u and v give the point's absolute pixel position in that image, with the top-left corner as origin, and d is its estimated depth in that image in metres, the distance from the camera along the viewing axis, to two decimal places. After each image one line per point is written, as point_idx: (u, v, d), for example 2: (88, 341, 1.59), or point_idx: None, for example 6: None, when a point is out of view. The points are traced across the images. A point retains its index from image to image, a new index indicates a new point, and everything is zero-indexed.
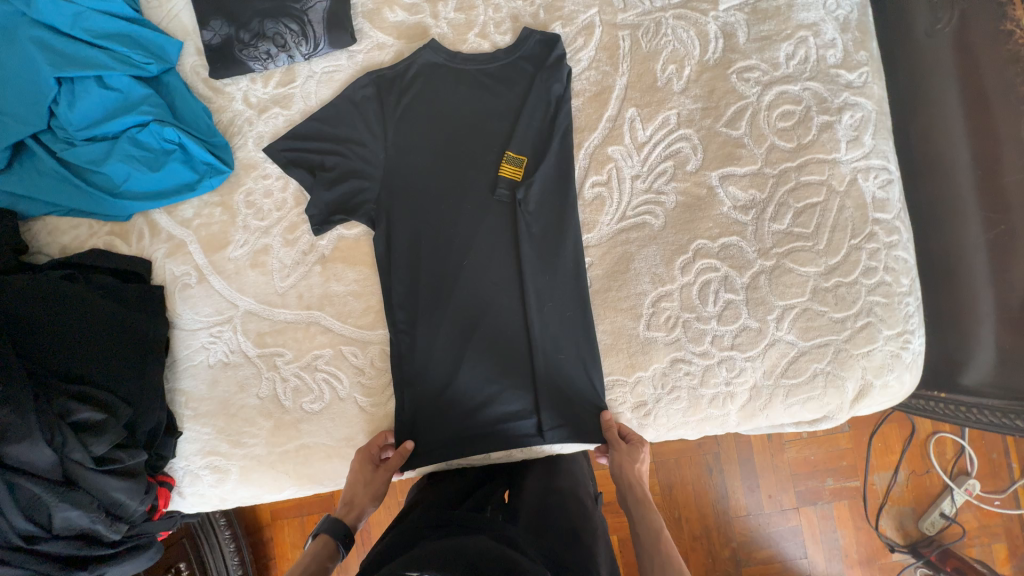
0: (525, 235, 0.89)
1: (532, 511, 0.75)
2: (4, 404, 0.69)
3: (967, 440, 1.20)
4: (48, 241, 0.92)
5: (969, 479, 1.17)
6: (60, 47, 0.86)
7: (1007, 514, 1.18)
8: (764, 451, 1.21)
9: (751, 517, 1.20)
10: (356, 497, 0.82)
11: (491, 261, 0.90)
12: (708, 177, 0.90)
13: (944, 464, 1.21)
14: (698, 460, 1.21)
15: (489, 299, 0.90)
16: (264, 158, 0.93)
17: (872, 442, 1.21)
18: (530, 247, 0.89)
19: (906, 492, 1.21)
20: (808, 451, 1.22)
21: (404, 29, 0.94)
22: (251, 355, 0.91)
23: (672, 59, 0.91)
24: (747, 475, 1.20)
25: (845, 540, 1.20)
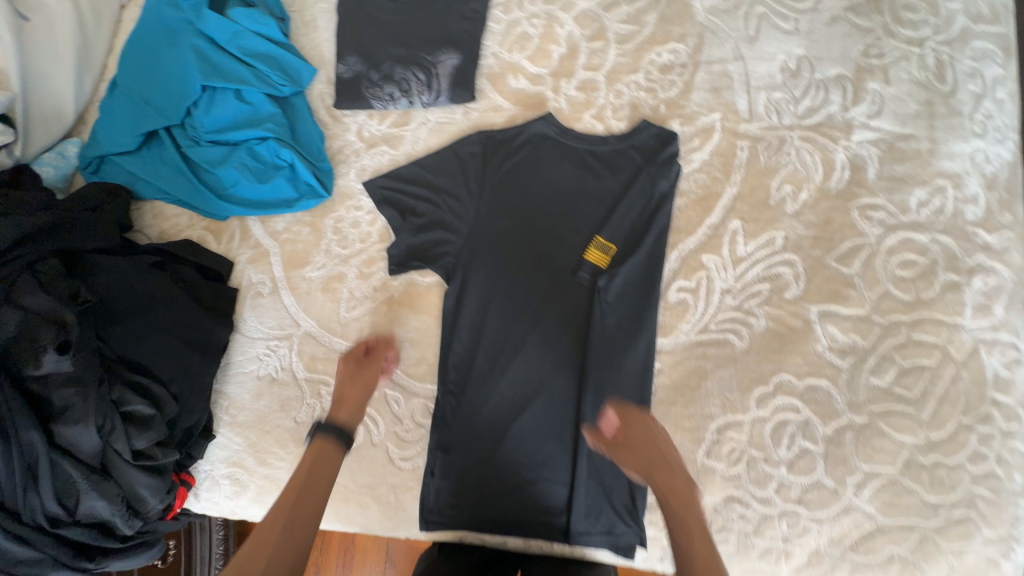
0: (597, 324, 0.85)
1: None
2: (70, 384, 0.70)
3: None
4: (151, 223, 0.98)
5: None
6: (213, 59, 0.93)
7: None
8: None
9: None
10: (344, 392, 0.81)
11: (556, 342, 0.86)
12: (807, 310, 0.83)
13: None
14: None
15: (545, 380, 0.85)
16: (361, 190, 0.95)
17: None
18: (601, 339, 0.84)
19: None
20: None
21: (523, 97, 0.95)
22: (299, 377, 0.91)
23: (790, 180, 0.87)
24: None
25: None
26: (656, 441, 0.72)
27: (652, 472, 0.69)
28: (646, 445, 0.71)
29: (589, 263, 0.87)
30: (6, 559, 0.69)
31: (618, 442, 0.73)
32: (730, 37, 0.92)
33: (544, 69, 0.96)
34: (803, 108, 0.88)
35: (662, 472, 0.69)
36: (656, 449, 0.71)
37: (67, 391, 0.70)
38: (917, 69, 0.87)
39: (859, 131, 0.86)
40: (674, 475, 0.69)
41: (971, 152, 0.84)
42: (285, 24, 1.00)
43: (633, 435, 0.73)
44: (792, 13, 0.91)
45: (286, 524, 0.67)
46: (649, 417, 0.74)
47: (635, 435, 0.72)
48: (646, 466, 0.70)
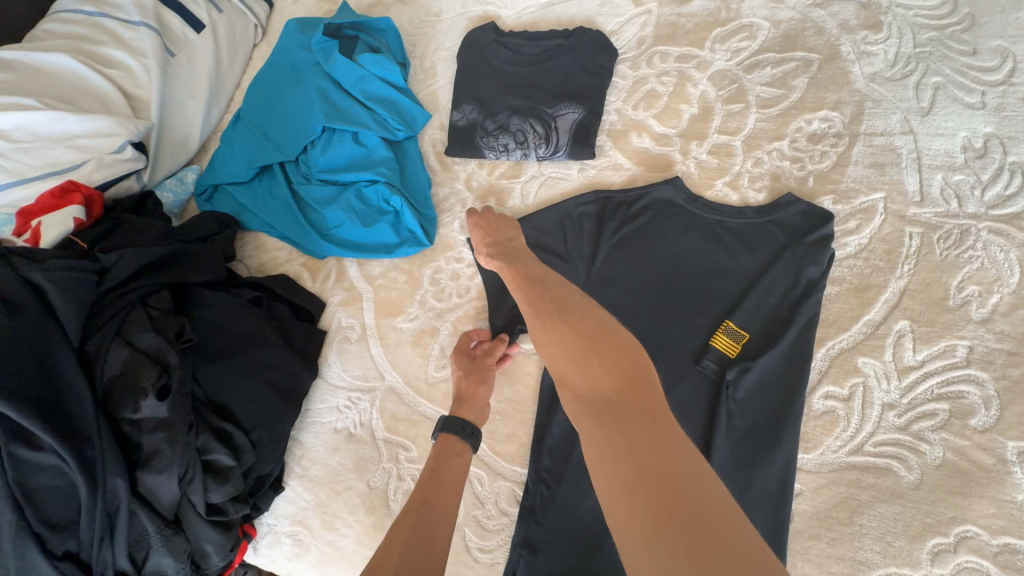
0: (721, 425, 0.72)
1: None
2: (161, 430, 0.66)
3: None
4: (252, 254, 0.98)
5: None
6: (336, 101, 0.94)
7: None
8: None
9: None
10: (463, 389, 0.75)
11: None
12: (1002, 446, 0.67)
13: None
14: None
15: None
16: (463, 241, 0.90)
17: None
18: (725, 444, 0.72)
19: None
20: None
21: (646, 157, 0.88)
22: (378, 436, 0.84)
23: (976, 279, 0.72)
24: None
25: None
26: (501, 227, 0.78)
27: (502, 254, 0.73)
28: (484, 221, 0.79)
29: (716, 351, 0.75)
30: None
31: (473, 240, 0.81)
32: (897, 108, 0.80)
33: (672, 129, 0.88)
34: (992, 196, 0.74)
35: (580, 337, 0.54)
36: (554, 290, 0.61)
37: (157, 435, 0.66)
38: None
39: None
40: (595, 323, 0.54)
41: None
42: (405, 69, 1.00)
43: (479, 222, 0.80)
44: (976, 85, 0.79)
45: (411, 537, 0.52)
46: (489, 208, 0.81)
47: (511, 237, 0.77)
48: (491, 245, 0.76)
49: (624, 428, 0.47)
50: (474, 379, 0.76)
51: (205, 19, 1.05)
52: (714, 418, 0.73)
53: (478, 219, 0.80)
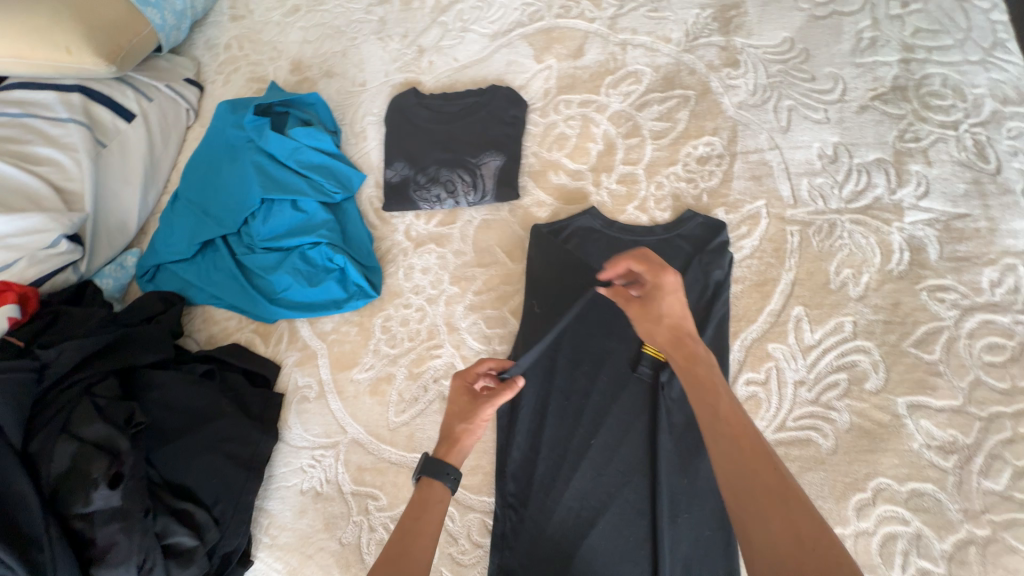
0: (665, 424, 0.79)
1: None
2: (115, 520, 0.65)
3: None
4: (201, 328, 0.99)
5: None
6: (273, 173, 0.99)
7: None
8: None
9: None
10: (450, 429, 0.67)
11: (621, 445, 0.79)
12: (894, 403, 0.77)
13: None
14: None
15: (613, 490, 0.77)
16: (409, 288, 0.96)
17: None
18: (668, 440, 0.78)
19: None
20: None
21: (565, 192, 0.98)
22: (345, 491, 0.85)
23: (848, 263, 0.85)
24: None
25: None
26: (683, 299, 0.62)
27: (675, 348, 0.61)
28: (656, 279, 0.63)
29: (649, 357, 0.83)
30: None
31: (649, 311, 0.64)
32: (763, 129, 0.95)
33: (583, 165, 1.00)
34: (848, 192, 0.89)
35: (761, 502, 0.48)
36: (741, 429, 0.53)
37: (112, 526, 0.65)
38: (957, 150, 0.88)
39: (911, 212, 0.86)
40: (783, 496, 0.47)
41: None
42: (338, 136, 1.08)
43: (658, 299, 0.63)
44: (819, 104, 0.95)
45: None
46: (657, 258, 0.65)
47: (692, 328, 0.63)
48: (676, 332, 0.62)
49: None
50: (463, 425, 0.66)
51: (135, 108, 1.09)
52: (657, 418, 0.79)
53: (665, 291, 0.62)
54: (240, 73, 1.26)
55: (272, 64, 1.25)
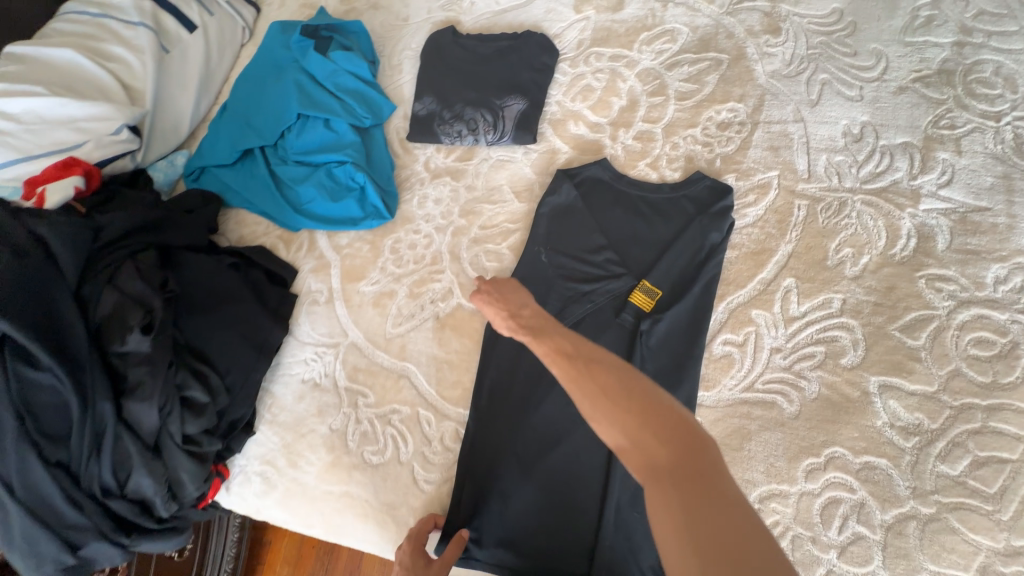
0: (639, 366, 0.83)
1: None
2: (145, 364, 0.76)
3: None
4: (233, 228, 1.09)
5: None
6: (311, 92, 1.06)
7: None
8: None
9: None
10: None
11: None
12: (865, 380, 0.78)
13: None
14: None
15: (577, 419, 0.83)
16: (420, 215, 1.02)
17: None
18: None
19: None
20: None
21: (581, 142, 1.00)
22: (340, 385, 0.95)
23: (849, 243, 0.85)
24: None
25: None
26: (508, 288, 0.71)
27: (515, 324, 0.67)
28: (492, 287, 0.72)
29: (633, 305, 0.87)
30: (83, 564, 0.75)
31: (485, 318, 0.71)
32: (791, 100, 0.94)
33: (604, 119, 1.01)
34: (866, 173, 0.87)
35: (605, 398, 0.52)
36: (576, 352, 0.58)
37: (141, 368, 0.76)
38: (994, 142, 0.84)
39: (928, 200, 0.84)
40: (616, 382, 0.53)
41: None
42: (375, 66, 1.14)
43: (495, 292, 0.71)
44: (856, 81, 0.92)
45: None
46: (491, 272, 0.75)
47: (522, 304, 0.69)
48: (510, 316, 0.68)
49: (678, 494, 0.45)
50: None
51: (197, 21, 1.18)
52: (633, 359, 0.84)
53: (491, 291, 0.71)
54: None
55: None
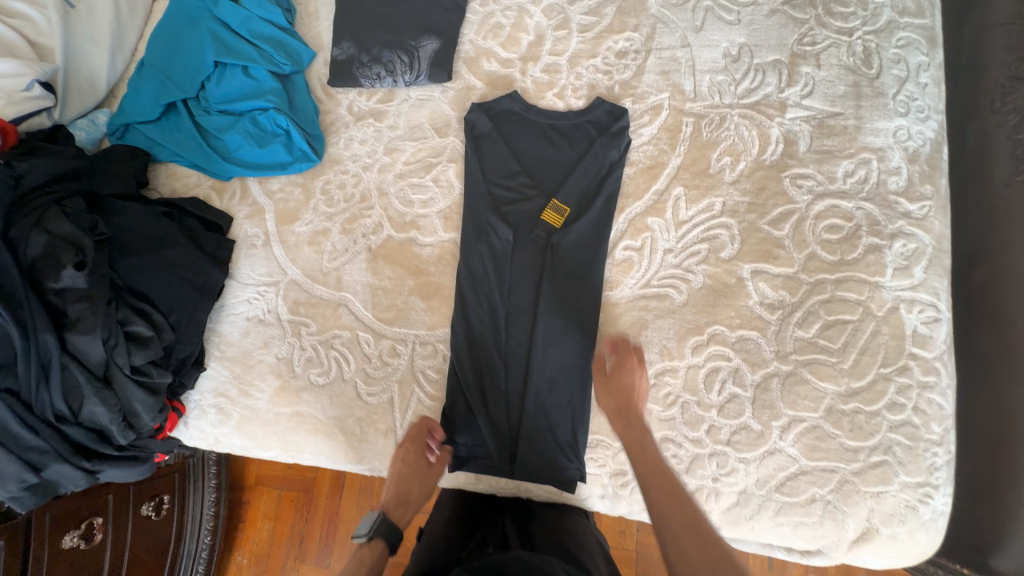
0: (551, 276, 0.94)
1: (547, 547, 0.75)
2: (83, 299, 0.81)
3: None
4: (164, 182, 1.11)
5: None
6: (226, 40, 1.08)
7: None
8: None
9: None
10: (403, 491, 0.89)
11: (513, 290, 0.96)
12: (740, 268, 0.91)
13: None
14: None
15: (502, 326, 0.95)
16: (347, 156, 1.07)
17: None
18: (551, 288, 0.94)
19: None
20: None
21: (494, 78, 1.07)
22: (283, 318, 1.01)
23: (728, 152, 0.96)
24: None
25: None
26: (638, 378, 0.86)
27: (617, 412, 0.85)
28: (625, 367, 0.87)
29: (545, 222, 0.96)
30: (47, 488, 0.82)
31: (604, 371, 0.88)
32: (679, 27, 1.03)
33: (513, 54, 1.08)
34: (742, 89, 0.98)
35: (693, 530, 0.71)
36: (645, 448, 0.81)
37: (80, 304, 0.81)
38: (847, 55, 0.96)
39: (793, 109, 0.95)
40: (688, 517, 0.72)
41: (895, 129, 0.92)
42: (291, 14, 1.15)
43: (617, 378, 0.87)
44: (734, 7, 1.02)
45: None
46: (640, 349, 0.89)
47: (630, 402, 0.85)
48: (615, 409, 0.85)
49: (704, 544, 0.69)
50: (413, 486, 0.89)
51: None
52: (546, 270, 0.94)
53: (616, 375, 0.87)
54: None
55: None
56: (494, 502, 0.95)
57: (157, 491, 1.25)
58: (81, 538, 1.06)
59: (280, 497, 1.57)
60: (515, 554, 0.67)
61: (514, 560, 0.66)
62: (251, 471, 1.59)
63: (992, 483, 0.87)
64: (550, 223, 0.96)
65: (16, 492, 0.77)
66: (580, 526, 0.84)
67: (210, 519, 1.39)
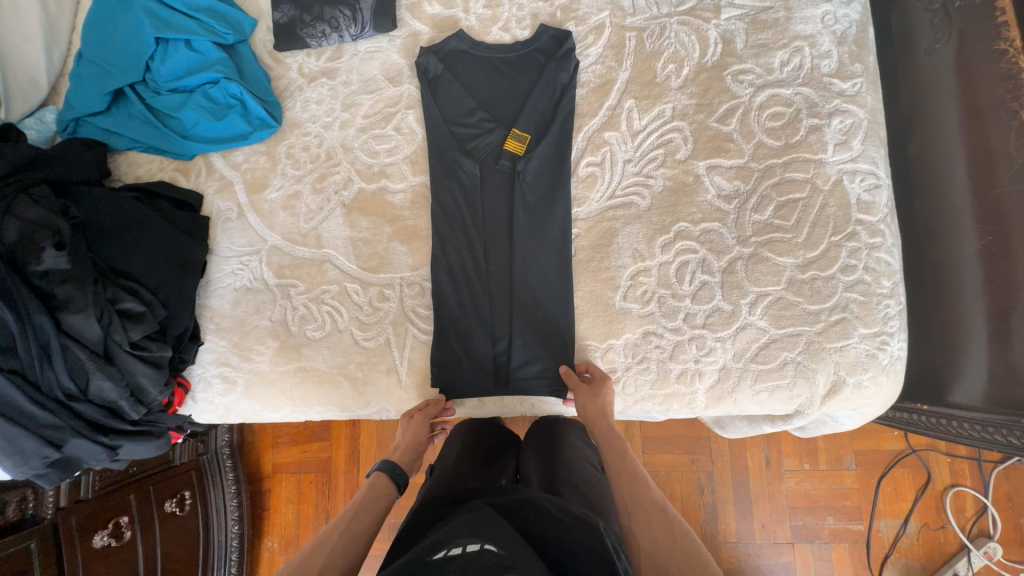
0: (520, 203, 0.98)
1: (564, 489, 0.86)
2: (69, 281, 0.84)
3: (923, 459, 1.44)
4: (127, 171, 1.11)
5: (988, 542, 1.37)
6: (161, 16, 1.06)
7: (948, 544, 1.41)
8: (765, 482, 1.47)
9: (741, 544, 1.45)
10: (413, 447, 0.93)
11: (488, 222, 1.00)
12: (695, 167, 0.97)
13: (923, 498, 1.43)
14: (692, 478, 1.48)
15: (481, 257, 0.99)
16: (306, 119, 1.09)
17: (879, 485, 1.44)
18: (521, 213, 0.98)
19: (916, 544, 1.42)
20: (809, 486, 1.46)
21: (438, 20, 1.08)
22: (270, 283, 1.04)
23: (672, 59, 1.00)
24: (742, 503, 1.46)
25: (834, 553, 1.44)
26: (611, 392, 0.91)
27: (595, 421, 0.88)
28: (597, 388, 0.90)
29: (509, 150, 1.00)
30: (71, 466, 0.88)
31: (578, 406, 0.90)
32: None
33: None
34: None
35: (659, 512, 0.75)
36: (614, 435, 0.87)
37: (67, 285, 0.83)
38: None
39: (726, 10, 1.00)
40: (655, 509, 0.75)
41: (822, 15, 0.98)
42: None
43: (589, 390, 0.90)
44: None
45: (337, 542, 0.74)
46: (606, 375, 0.92)
47: (608, 413, 0.89)
48: (596, 416, 0.88)
49: (641, 507, 0.76)
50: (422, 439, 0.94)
51: None
52: (514, 199, 0.99)
53: (589, 396, 0.89)
54: None
55: None
56: (502, 446, 1.07)
57: (178, 487, 1.28)
58: (111, 536, 1.09)
59: (299, 479, 1.61)
60: (530, 496, 0.75)
61: (528, 501, 0.74)
62: (267, 461, 1.63)
63: (944, 327, 0.95)
64: (513, 152, 1.00)
65: (41, 469, 0.84)
66: (582, 472, 0.93)
67: (233, 509, 1.43)
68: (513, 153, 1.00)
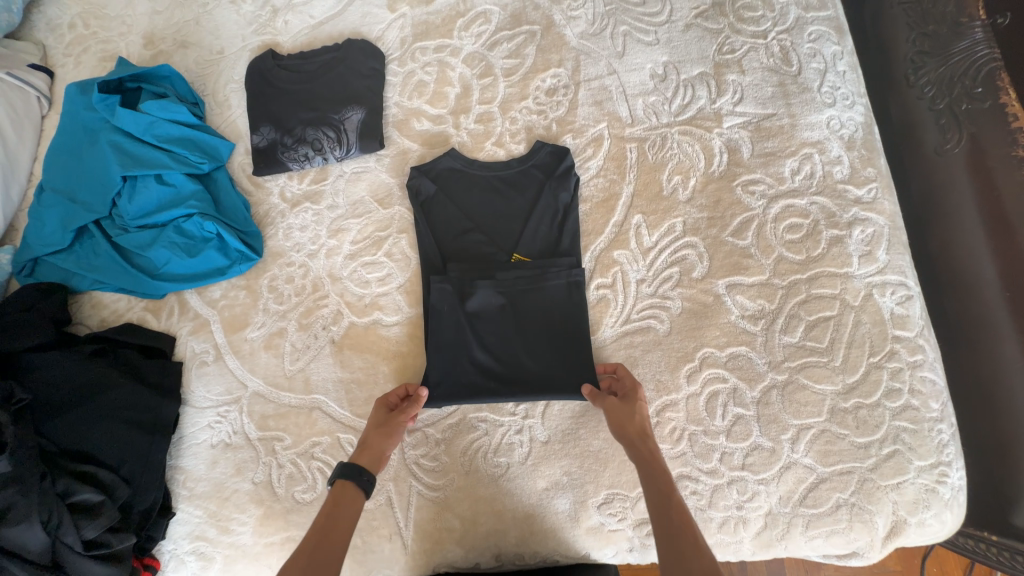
0: (538, 343, 0.89)
1: None
2: (12, 484, 0.73)
3: None
4: (90, 313, 1.00)
5: None
6: (131, 150, 0.99)
7: None
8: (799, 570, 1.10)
9: None
10: (368, 437, 0.80)
11: (495, 341, 0.90)
12: (715, 285, 0.90)
13: None
14: None
15: (489, 383, 0.88)
16: (290, 248, 1.01)
17: (925, 566, 1.09)
18: (536, 358, 0.89)
19: None
20: (849, 571, 1.10)
21: (428, 136, 1.03)
22: (252, 438, 0.91)
23: (677, 170, 0.96)
24: None
25: None
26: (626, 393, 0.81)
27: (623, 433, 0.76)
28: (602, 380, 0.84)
29: (520, 289, 0.90)
30: None
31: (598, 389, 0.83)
32: (602, 56, 1.03)
33: (443, 109, 1.04)
34: (676, 107, 0.99)
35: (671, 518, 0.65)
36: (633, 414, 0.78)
37: (8, 491, 0.73)
38: (766, 57, 0.99)
39: (728, 118, 0.97)
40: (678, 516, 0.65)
41: (827, 120, 0.95)
42: (199, 108, 1.08)
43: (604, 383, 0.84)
44: (650, 28, 1.04)
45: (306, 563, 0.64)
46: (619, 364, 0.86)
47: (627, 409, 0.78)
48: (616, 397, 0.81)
49: (676, 524, 0.64)
50: (382, 431, 0.80)
51: None
52: (528, 345, 0.89)
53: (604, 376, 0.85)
54: (90, 52, 1.18)
55: (122, 38, 1.19)
56: None
57: None
58: None
59: None
60: None
61: None
62: None
63: (995, 433, 0.83)
64: (523, 288, 0.90)
65: None
66: None
67: None
68: (521, 291, 0.90)
